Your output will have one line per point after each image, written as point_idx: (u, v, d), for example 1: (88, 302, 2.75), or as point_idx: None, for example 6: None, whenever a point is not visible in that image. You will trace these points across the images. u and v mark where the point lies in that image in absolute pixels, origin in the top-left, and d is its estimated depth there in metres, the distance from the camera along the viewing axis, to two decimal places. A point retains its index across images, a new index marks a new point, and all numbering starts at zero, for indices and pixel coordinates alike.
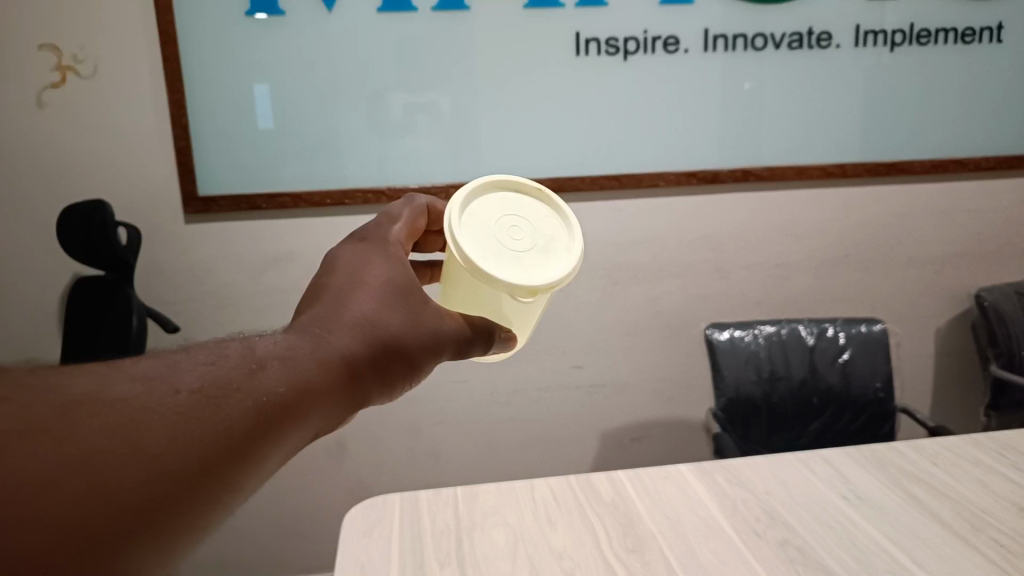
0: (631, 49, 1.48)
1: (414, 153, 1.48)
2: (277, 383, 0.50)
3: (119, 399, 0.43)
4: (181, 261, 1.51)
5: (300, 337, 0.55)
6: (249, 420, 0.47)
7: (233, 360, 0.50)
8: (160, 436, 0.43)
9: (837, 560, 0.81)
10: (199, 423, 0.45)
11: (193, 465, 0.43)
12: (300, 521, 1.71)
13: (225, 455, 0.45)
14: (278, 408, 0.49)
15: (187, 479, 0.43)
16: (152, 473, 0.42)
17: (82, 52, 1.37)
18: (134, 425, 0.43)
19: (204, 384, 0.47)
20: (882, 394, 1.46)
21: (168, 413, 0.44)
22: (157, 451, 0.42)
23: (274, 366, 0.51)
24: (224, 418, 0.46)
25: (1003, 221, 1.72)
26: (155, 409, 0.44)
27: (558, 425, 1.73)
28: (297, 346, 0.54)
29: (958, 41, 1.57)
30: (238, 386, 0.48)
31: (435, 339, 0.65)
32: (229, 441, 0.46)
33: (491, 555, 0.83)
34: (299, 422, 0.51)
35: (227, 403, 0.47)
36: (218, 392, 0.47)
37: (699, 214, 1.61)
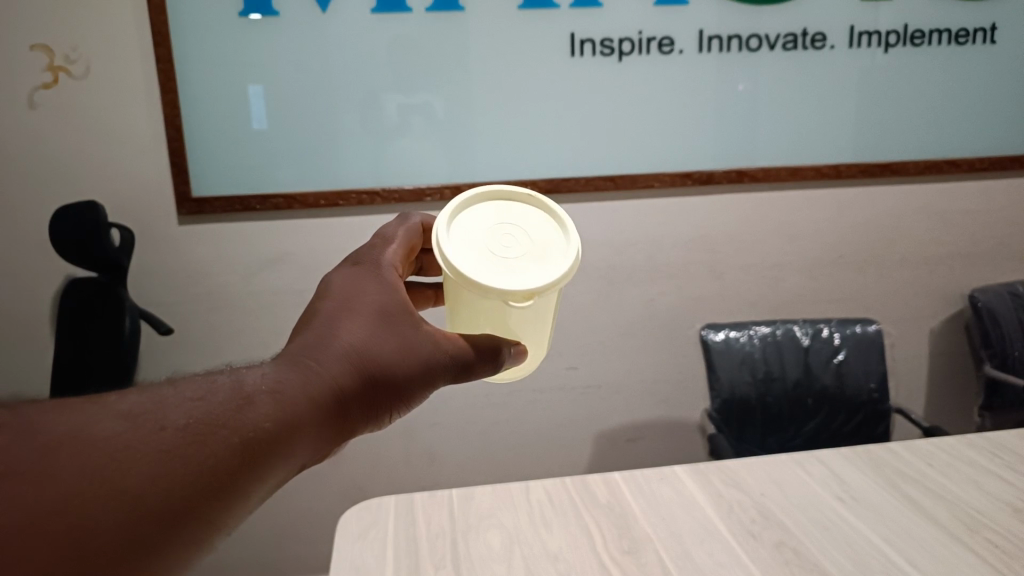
0: (626, 50, 1.48)
1: (409, 154, 1.48)
2: (262, 420, 0.50)
3: (104, 437, 0.43)
4: (174, 263, 1.50)
5: (287, 369, 0.54)
6: (230, 460, 0.47)
7: (220, 394, 0.50)
8: (139, 479, 0.43)
9: (832, 561, 0.81)
10: (180, 465, 0.45)
11: (169, 509, 0.43)
12: (294, 523, 1.70)
13: (206, 494, 0.45)
14: (261, 445, 0.49)
15: (163, 526, 0.43)
16: (131, 517, 0.42)
17: (75, 52, 1.36)
18: (115, 468, 0.42)
19: (190, 421, 0.47)
20: (877, 394, 1.46)
21: (151, 450, 0.44)
22: (135, 496, 0.42)
23: (261, 399, 0.51)
24: (207, 457, 0.46)
25: (997, 221, 1.72)
26: (139, 448, 0.44)
27: (553, 425, 1.73)
28: (284, 379, 0.53)
29: (952, 42, 1.58)
30: (223, 422, 0.48)
31: (432, 367, 0.63)
32: (211, 479, 0.46)
33: (487, 557, 0.83)
34: (281, 458, 0.51)
35: (212, 441, 0.47)
36: (203, 429, 0.47)
37: (694, 215, 1.61)
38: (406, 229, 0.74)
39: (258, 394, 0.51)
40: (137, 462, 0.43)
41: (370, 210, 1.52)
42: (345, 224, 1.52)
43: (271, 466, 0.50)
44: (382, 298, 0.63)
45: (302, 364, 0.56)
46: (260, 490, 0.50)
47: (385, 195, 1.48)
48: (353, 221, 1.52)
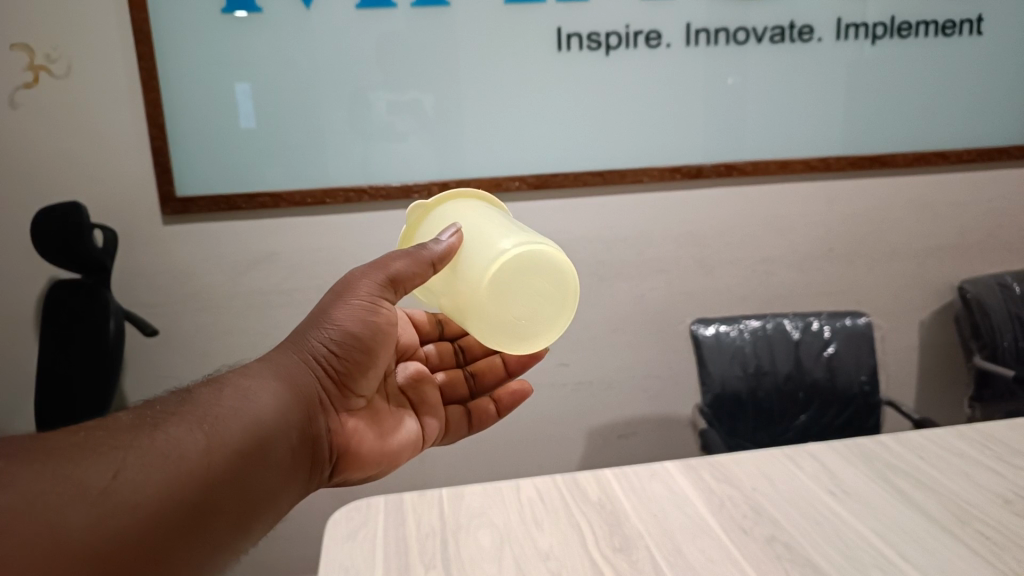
0: (613, 44, 1.47)
1: (396, 152, 1.47)
2: (206, 407, 0.61)
3: (62, 440, 0.51)
4: (160, 263, 1.49)
5: (234, 377, 0.66)
6: (187, 433, 0.57)
7: (168, 401, 0.61)
8: (102, 467, 0.50)
9: (824, 556, 0.80)
10: (138, 447, 0.53)
11: (137, 483, 0.51)
12: (285, 524, 1.69)
13: (176, 466, 0.54)
14: (212, 422, 0.59)
15: (134, 498, 0.50)
16: (111, 491, 0.49)
17: (55, 51, 1.35)
18: (77, 462, 0.49)
19: (139, 419, 0.57)
20: (868, 386, 1.46)
21: (111, 444, 0.52)
22: (103, 479, 0.49)
23: (207, 395, 0.63)
24: (162, 438, 0.55)
25: (985, 213, 1.73)
26: (100, 444, 0.52)
27: (545, 423, 1.72)
28: (229, 382, 0.65)
29: (939, 33, 1.57)
30: (173, 413, 0.59)
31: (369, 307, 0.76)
32: (173, 454, 0.54)
33: (478, 557, 0.82)
34: (241, 424, 0.61)
35: (165, 427, 0.57)
36: (152, 421, 0.57)
37: (683, 209, 1.61)
38: None
39: (200, 391, 0.63)
40: (97, 454, 0.51)
41: (358, 208, 1.51)
42: (333, 223, 1.51)
43: (231, 426, 0.60)
44: (316, 310, 0.78)
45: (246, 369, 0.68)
46: (231, 450, 0.59)
47: (372, 193, 1.47)
48: (340, 220, 1.51)
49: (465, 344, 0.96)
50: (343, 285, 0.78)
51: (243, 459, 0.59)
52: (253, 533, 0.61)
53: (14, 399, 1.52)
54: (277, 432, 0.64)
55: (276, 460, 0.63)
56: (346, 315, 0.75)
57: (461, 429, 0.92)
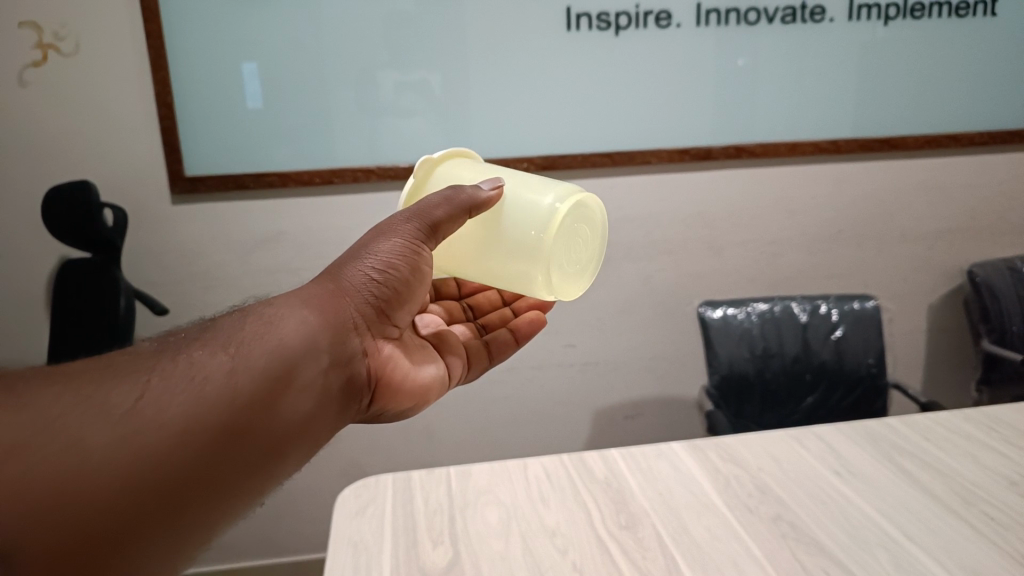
0: (623, 24, 1.46)
1: (404, 133, 1.47)
2: (232, 336, 0.61)
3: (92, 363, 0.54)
4: (169, 242, 1.49)
5: (266, 305, 0.66)
6: (211, 360, 0.58)
7: (207, 328, 0.62)
8: (124, 390, 0.52)
9: (828, 533, 0.81)
10: (161, 372, 0.55)
11: (158, 406, 0.53)
12: (294, 502, 1.71)
13: (197, 390, 0.55)
14: (234, 350, 0.60)
15: (152, 420, 0.52)
16: (131, 410, 0.51)
17: (64, 29, 1.34)
18: (99, 386, 0.52)
19: (166, 348, 0.58)
20: (875, 369, 1.46)
21: (137, 368, 0.55)
22: (122, 402, 0.52)
23: (233, 323, 0.63)
24: (185, 364, 0.56)
25: (996, 196, 1.71)
26: (126, 368, 0.55)
27: (551, 403, 1.73)
28: (262, 310, 0.65)
29: (953, 14, 1.55)
30: (205, 341, 0.60)
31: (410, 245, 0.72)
32: (194, 380, 0.56)
33: (485, 532, 0.83)
34: (264, 353, 0.61)
35: (192, 354, 0.58)
36: (177, 349, 0.58)
37: (691, 191, 1.60)
38: None
39: (238, 318, 0.64)
40: (120, 378, 0.53)
41: (366, 188, 1.51)
42: (340, 203, 1.51)
43: (258, 352, 0.60)
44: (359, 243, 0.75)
45: (289, 296, 0.68)
46: (258, 375, 0.59)
47: (380, 173, 1.47)
48: (348, 199, 1.51)
49: (473, 303, 0.97)
50: (388, 221, 0.74)
51: (272, 388, 0.60)
52: (293, 456, 0.62)
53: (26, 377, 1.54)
54: (309, 361, 0.64)
55: (309, 388, 0.63)
56: (386, 251, 0.72)
57: (484, 360, 0.90)
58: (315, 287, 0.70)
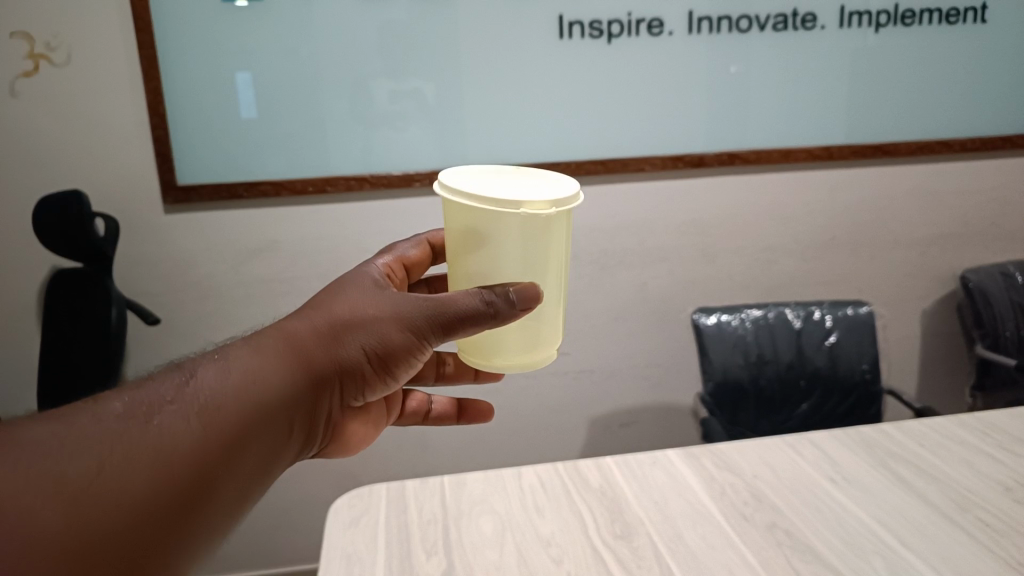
0: (615, 32, 1.47)
1: (398, 142, 1.47)
2: (207, 395, 0.59)
3: (42, 433, 0.51)
4: (161, 252, 1.49)
5: (246, 360, 0.63)
6: (176, 429, 0.56)
7: (168, 381, 0.59)
8: (80, 462, 0.51)
9: (824, 542, 0.80)
10: (125, 444, 0.53)
11: (120, 481, 0.51)
12: (288, 512, 1.70)
13: (159, 465, 0.53)
14: (206, 419, 0.58)
15: (114, 497, 0.50)
16: (92, 482, 0.50)
17: (56, 39, 1.34)
18: (53, 458, 0.50)
19: (130, 408, 0.56)
20: (869, 375, 1.46)
21: (100, 433, 0.53)
22: (81, 480, 0.50)
23: (204, 375, 0.61)
24: (150, 432, 0.54)
25: (988, 202, 1.72)
26: (86, 434, 0.52)
27: (547, 411, 1.73)
28: (239, 369, 0.62)
29: (943, 22, 1.56)
30: (170, 400, 0.58)
31: (403, 325, 0.69)
32: (159, 454, 0.54)
33: (479, 542, 0.82)
34: (234, 426, 0.59)
35: (156, 417, 0.56)
36: (142, 411, 0.56)
37: (685, 198, 1.61)
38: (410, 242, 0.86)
39: (203, 369, 0.62)
40: (79, 448, 0.51)
41: (359, 196, 1.50)
42: (334, 211, 1.51)
43: (225, 422, 0.59)
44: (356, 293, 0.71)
45: (258, 344, 0.65)
46: (222, 449, 0.58)
47: (373, 181, 1.47)
48: (341, 208, 1.51)
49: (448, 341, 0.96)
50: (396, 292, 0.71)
51: (236, 448, 0.59)
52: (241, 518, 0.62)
53: (18, 387, 1.53)
54: (273, 430, 0.63)
55: (263, 454, 0.62)
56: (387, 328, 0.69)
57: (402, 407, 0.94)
58: (289, 335, 0.67)
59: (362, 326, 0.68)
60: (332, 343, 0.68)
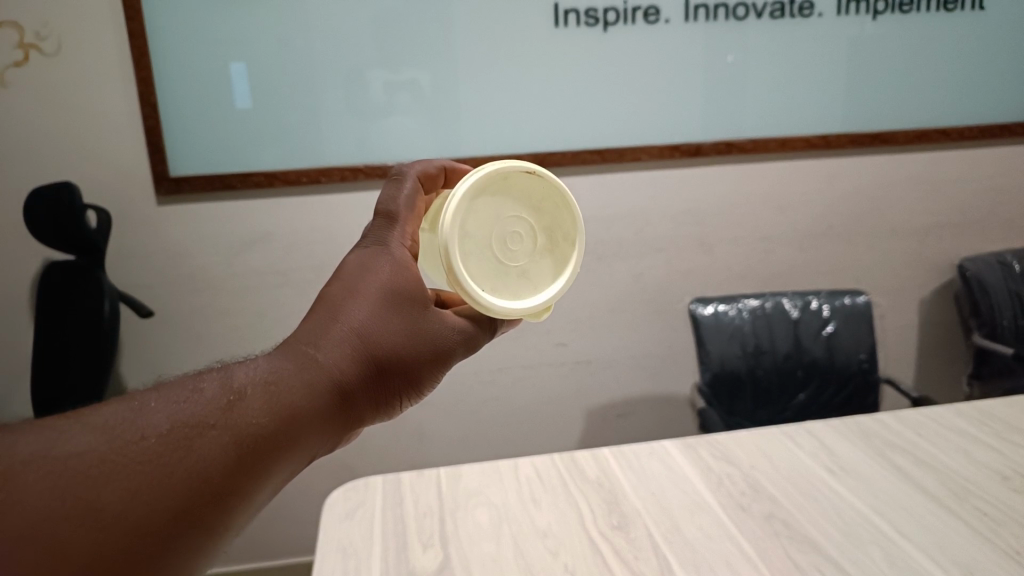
0: (611, 20, 1.45)
1: (393, 133, 1.46)
2: (256, 417, 0.50)
3: (70, 456, 0.42)
4: (154, 243, 1.48)
5: (293, 373, 0.54)
6: (221, 459, 0.47)
7: (207, 394, 0.49)
8: (116, 500, 0.42)
9: (821, 531, 0.80)
10: (169, 478, 0.44)
11: (158, 527, 0.43)
12: (284, 505, 1.70)
13: (206, 506, 0.45)
14: (255, 447, 0.49)
15: (152, 549, 0.43)
16: (130, 526, 0.42)
17: (45, 28, 1.32)
18: (86, 496, 0.41)
19: (173, 426, 0.46)
20: (867, 364, 1.46)
21: (138, 460, 0.44)
22: (111, 525, 0.41)
23: (249, 389, 0.51)
24: (196, 461, 0.46)
25: (985, 190, 1.71)
26: (121, 459, 0.43)
27: (543, 402, 1.72)
28: (284, 382, 0.53)
29: (941, 9, 1.55)
30: (213, 422, 0.48)
31: (438, 350, 0.62)
32: (204, 488, 0.46)
33: (475, 535, 0.82)
34: (280, 456, 0.51)
35: (200, 443, 0.47)
36: (188, 433, 0.47)
37: (682, 188, 1.60)
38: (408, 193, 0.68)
39: (245, 383, 0.51)
40: (113, 481, 0.42)
41: (353, 187, 1.49)
42: (328, 202, 1.50)
43: (272, 453, 0.50)
44: (401, 286, 0.61)
45: (301, 355, 0.55)
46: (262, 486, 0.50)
47: (368, 172, 1.46)
48: (335, 198, 1.50)
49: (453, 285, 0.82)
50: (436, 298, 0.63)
51: (275, 484, 0.51)
52: None
53: (12, 380, 1.52)
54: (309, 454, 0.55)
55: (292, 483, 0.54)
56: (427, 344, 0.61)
57: None
58: (333, 347, 0.57)
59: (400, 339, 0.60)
60: (372, 364, 0.58)
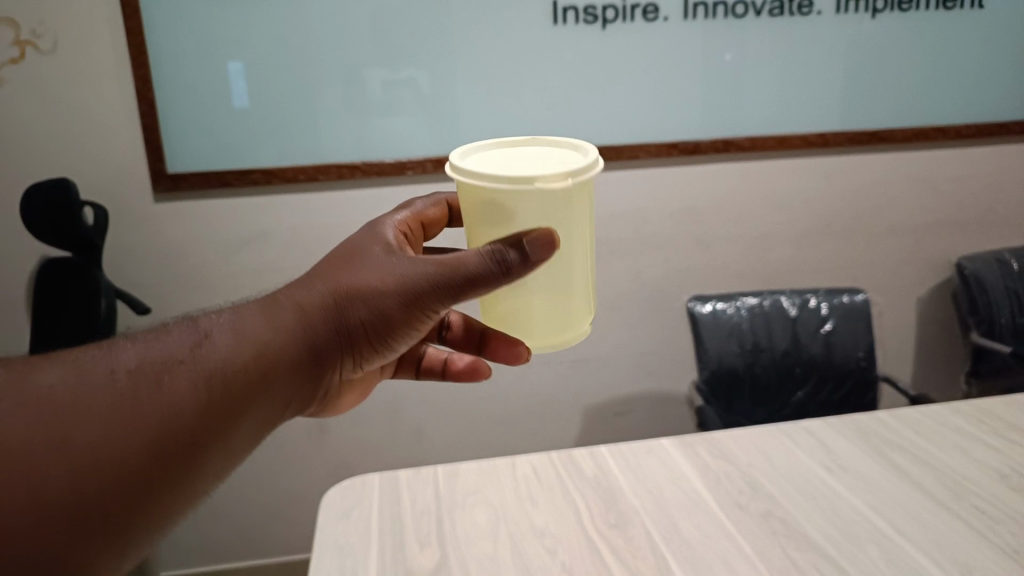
0: (610, 18, 1.45)
1: (391, 130, 1.45)
2: (210, 358, 0.59)
3: (49, 385, 0.52)
4: (151, 240, 1.47)
5: (256, 326, 0.63)
6: (176, 391, 0.56)
7: (176, 341, 0.59)
8: (81, 420, 0.51)
9: (819, 530, 0.80)
10: (129, 406, 0.54)
11: (116, 444, 0.52)
12: (281, 503, 1.70)
13: (159, 429, 0.54)
14: (206, 383, 0.58)
15: (109, 460, 0.51)
16: (92, 441, 0.51)
17: (41, 26, 1.32)
18: (59, 417, 0.51)
19: (138, 365, 0.56)
20: (864, 362, 1.46)
21: (105, 390, 0.53)
22: (83, 440, 0.51)
23: (212, 338, 0.61)
24: (153, 391, 0.55)
25: (984, 188, 1.71)
26: (91, 389, 0.53)
27: (541, 400, 1.72)
28: (243, 333, 0.62)
29: (940, 7, 1.55)
30: (175, 363, 0.57)
31: (413, 302, 0.66)
32: (158, 413, 0.54)
33: (472, 533, 0.82)
34: (232, 391, 0.59)
35: (158, 377, 0.56)
36: (150, 370, 0.56)
37: (680, 185, 1.60)
38: (426, 205, 0.83)
39: (213, 331, 0.61)
40: (80, 405, 0.52)
41: (351, 185, 1.49)
42: (325, 199, 1.49)
43: (222, 387, 0.58)
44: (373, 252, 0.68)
45: (265, 306, 0.64)
46: (215, 415, 0.58)
47: (365, 169, 1.46)
48: (332, 196, 1.49)
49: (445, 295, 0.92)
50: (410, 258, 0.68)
51: (232, 415, 0.59)
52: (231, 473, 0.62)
53: None
54: (270, 393, 0.62)
55: (258, 418, 0.62)
56: (398, 297, 0.65)
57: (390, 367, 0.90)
58: (294, 299, 0.65)
59: (367, 297, 0.65)
60: (333, 311, 0.65)
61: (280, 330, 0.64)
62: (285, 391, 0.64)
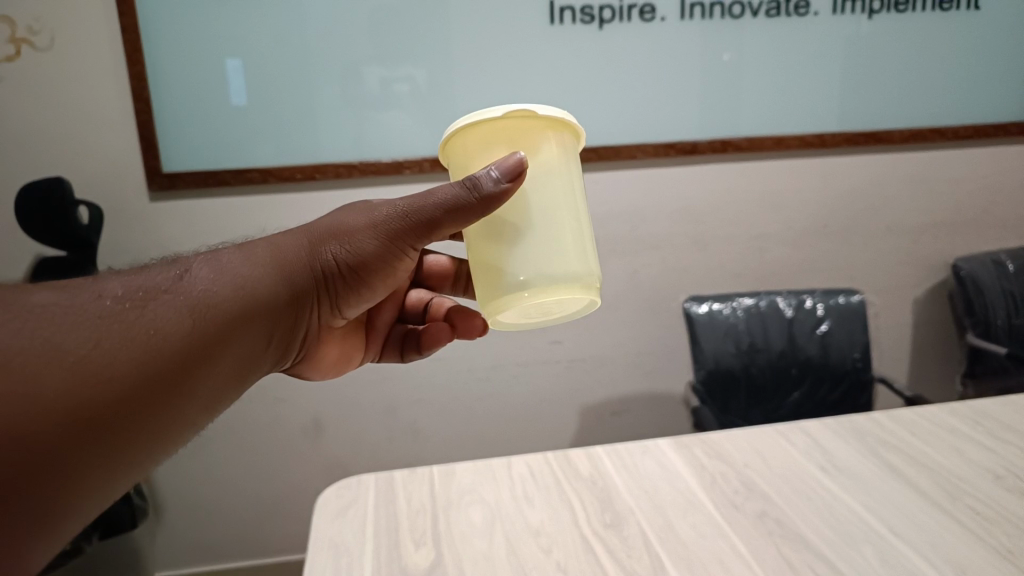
0: (607, 18, 1.45)
1: (388, 129, 1.45)
2: (198, 287, 0.60)
3: (46, 301, 0.50)
4: (147, 239, 1.47)
5: (238, 263, 0.64)
6: (170, 314, 0.56)
7: (160, 275, 0.59)
8: (83, 332, 0.50)
9: (814, 531, 0.80)
10: (126, 324, 0.53)
11: (118, 356, 0.51)
12: (277, 503, 1.69)
13: (156, 347, 0.54)
14: (195, 309, 0.58)
15: (114, 371, 0.50)
16: (96, 349, 0.50)
17: (37, 23, 1.32)
18: (61, 326, 0.49)
19: (127, 291, 0.56)
20: (861, 363, 1.46)
21: (100, 309, 0.53)
22: (85, 347, 0.50)
23: (197, 272, 0.61)
24: (146, 313, 0.55)
25: (980, 189, 1.72)
26: (88, 307, 0.52)
27: (538, 400, 1.72)
28: (226, 268, 0.63)
29: (937, 8, 1.55)
30: (163, 290, 0.58)
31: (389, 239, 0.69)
32: (154, 332, 0.54)
33: (468, 533, 0.81)
34: (222, 319, 0.60)
35: (149, 302, 0.56)
36: (140, 296, 0.56)
37: (677, 185, 1.60)
38: None
39: (195, 266, 0.62)
40: (80, 318, 0.51)
41: (348, 185, 1.49)
42: (322, 199, 1.49)
43: (213, 313, 0.59)
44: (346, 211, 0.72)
45: (244, 249, 0.66)
46: (207, 337, 0.58)
47: (362, 168, 1.45)
48: (329, 195, 1.49)
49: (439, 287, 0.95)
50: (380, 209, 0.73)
51: (222, 342, 0.59)
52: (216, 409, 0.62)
53: None
54: (256, 323, 0.63)
55: (244, 349, 0.62)
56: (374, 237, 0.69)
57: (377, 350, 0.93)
58: (271, 245, 0.68)
59: (344, 237, 0.69)
60: (309, 248, 0.69)
61: (260, 265, 0.65)
62: (267, 328, 0.65)
